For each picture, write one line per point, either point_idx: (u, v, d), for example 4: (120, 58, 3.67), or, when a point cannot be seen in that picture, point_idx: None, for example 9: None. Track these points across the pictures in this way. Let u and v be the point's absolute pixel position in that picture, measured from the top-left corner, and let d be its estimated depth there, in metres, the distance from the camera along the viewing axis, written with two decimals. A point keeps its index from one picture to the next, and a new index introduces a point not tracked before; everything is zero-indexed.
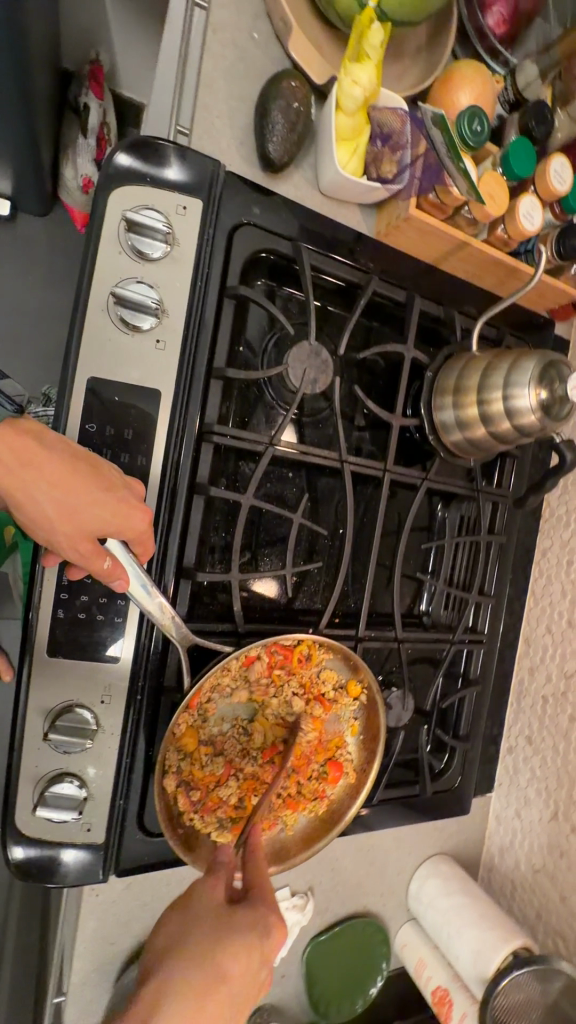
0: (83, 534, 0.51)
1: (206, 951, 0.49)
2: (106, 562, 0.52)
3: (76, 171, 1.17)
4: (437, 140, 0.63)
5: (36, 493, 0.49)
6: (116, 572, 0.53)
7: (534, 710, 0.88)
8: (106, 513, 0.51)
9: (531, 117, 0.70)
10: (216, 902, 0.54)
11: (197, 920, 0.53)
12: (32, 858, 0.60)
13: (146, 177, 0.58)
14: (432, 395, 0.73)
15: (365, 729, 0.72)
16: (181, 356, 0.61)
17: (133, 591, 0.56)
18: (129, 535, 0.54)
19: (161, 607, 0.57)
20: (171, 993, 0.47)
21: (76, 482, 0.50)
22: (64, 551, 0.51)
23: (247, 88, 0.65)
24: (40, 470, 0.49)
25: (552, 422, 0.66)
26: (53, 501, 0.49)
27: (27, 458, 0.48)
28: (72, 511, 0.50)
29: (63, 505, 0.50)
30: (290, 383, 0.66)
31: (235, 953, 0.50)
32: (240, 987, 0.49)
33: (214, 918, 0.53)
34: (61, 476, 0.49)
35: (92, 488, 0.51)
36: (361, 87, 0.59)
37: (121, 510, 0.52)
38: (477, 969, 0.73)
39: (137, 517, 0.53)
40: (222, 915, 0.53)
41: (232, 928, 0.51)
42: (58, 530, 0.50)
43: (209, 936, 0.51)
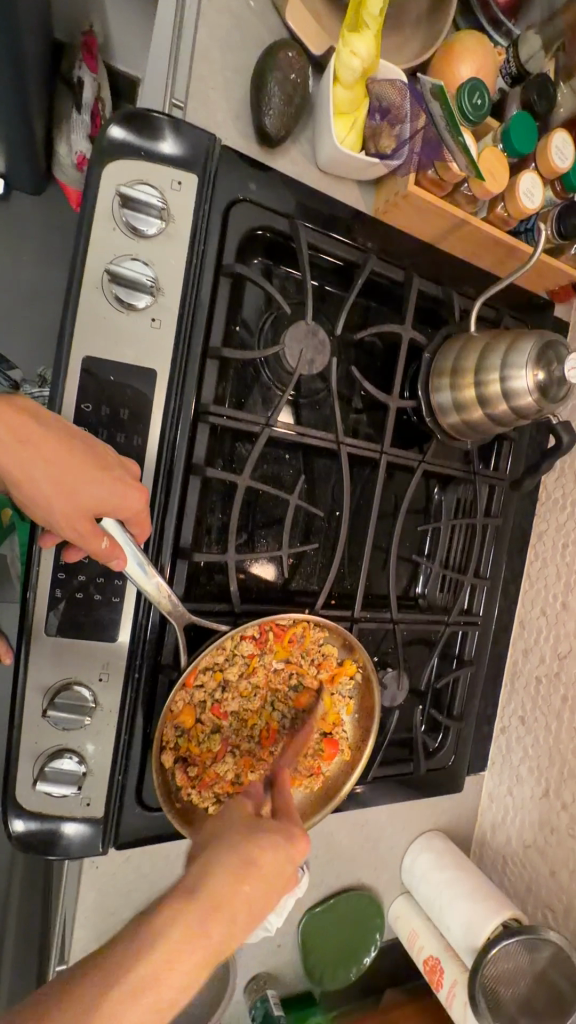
0: (81, 513, 0.51)
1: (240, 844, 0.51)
2: (104, 542, 0.53)
3: (70, 147, 1.14)
4: (437, 112, 0.63)
5: (34, 472, 0.49)
6: (114, 551, 0.54)
7: (527, 691, 0.89)
8: (103, 492, 0.51)
9: (532, 91, 0.68)
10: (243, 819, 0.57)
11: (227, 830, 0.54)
12: (33, 831, 0.61)
13: (140, 150, 0.57)
14: (430, 377, 0.73)
15: (360, 707, 0.73)
16: (177, 334, 0.61)
17: (130, 569, 0.56)
18: (126, 516, 0.54)
19: (158, 587, 0.57)
20: (220, 871, 0.48)
21: (74, 461, 0.50)
22: (61, 531, 0.52)
23: (243, 59, 0.63)
24: (38, 450, 0.48)
25: (549, 404, 0.66)
26: (51, 481, 0.49)
27: (24, 438, 0.48)
28: (70, 491, 0.50)
29: (60, 484, 0.49)
30: (287, 363, 0.66)
31: (268, 844, 0.52)
32: (279, 880, 0.51)
33: (244, 825, 0.55)
34: (58, 456, 0.49)
35: (90, 468, 0.50)
36: (360, 58, 0.58)
37: (119, 491, 0.52)
38: (468, 940, 0.75)
39: (134, 498, 0.53)
40: (252, 824, 0.56)
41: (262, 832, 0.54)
42: (56, 510, 0.50)
43: (242, 839, 0.52)
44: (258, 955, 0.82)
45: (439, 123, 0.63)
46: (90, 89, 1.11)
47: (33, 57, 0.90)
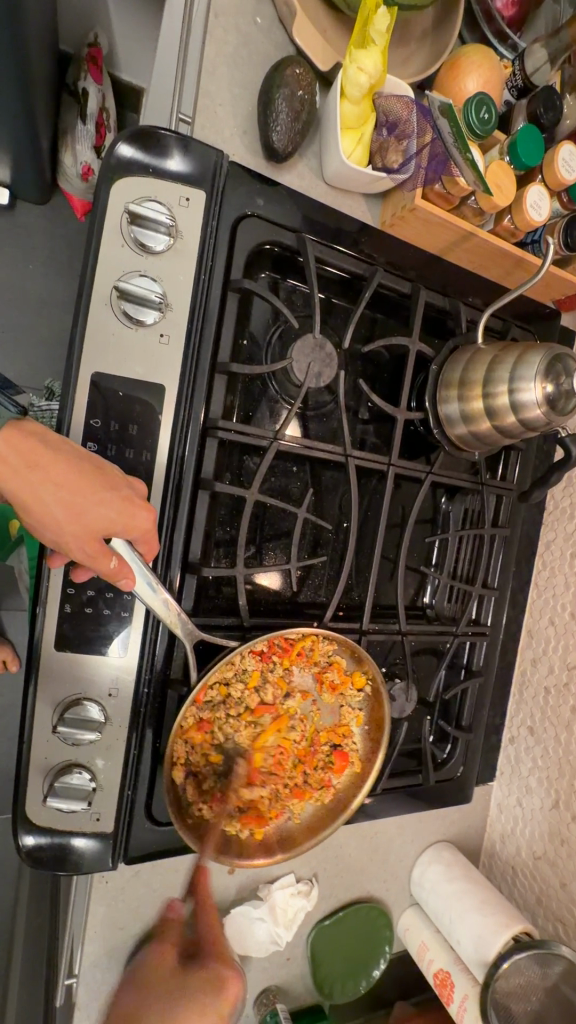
0: (90, 533, 0.51)
1: None
2: (113, 562, 0.53)
3: (75, 158, 1.14)
4: (445, 130, 0.63)
5: (43, 495, 0.49)
6: (122, 571, 0.54)
7: (536, 701, 0.88)
8: (112, 512, 0.51)
9: (540, 103, 0.68)
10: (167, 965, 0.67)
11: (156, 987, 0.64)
12: (43, 846, 0.61)
13: (148, 168, 0.58)
14: (437, 389, 0.73)
15: (370, 720, 0.73)
16: (185, 348, 0.61)
17: (139, 587, 0.56)
18: (134, 534, 0.54)
19: (167, 603, 0.57)
20: None
21: (82, 483, 0.50)
22: (70, 551, 0.52)
23: (250, 75, 0.64)
24: (48, 472, 0.48)
25: (557, 417, 0.65)
26: (60, 502, 0.49)
27: (33, 460, 0.48)
28: (79, 512, 0.50)
29: (70, 505, 0.50)
30: (294, 377, 0.66)
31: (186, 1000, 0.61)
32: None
33: (170, 980, 0.64)
34: (68, 478, 0.49)
35: (98, 489, 0.51)
36: (367, 74, 0.58)
37: (127, 511, 0.52)
38: (479, 954, 0.75)
39: (141, 517, 0.53)
40: (178, 976, 0.65)
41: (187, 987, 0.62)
42: (65, 531, 0.50)
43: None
44: (267, 967, 0.81)
45: (448, 140, 0.63)
46: (95, 101, 1.11)
47: (39, 72, 0.90)
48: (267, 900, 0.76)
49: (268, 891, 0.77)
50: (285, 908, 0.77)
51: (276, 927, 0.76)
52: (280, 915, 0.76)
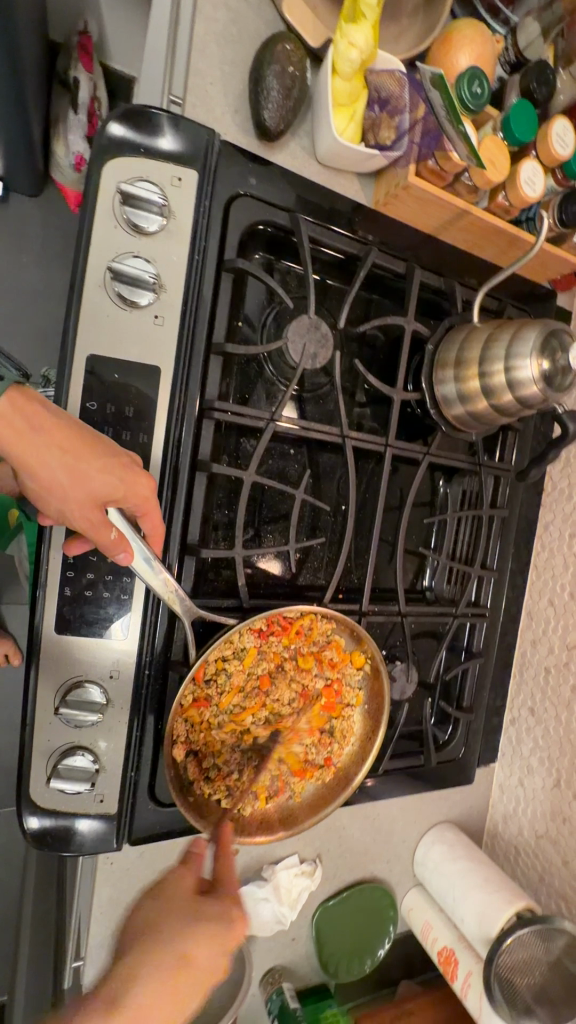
0: (93, 501, 0.52)
1: (177, 951, 0.48)
2: (112, 533, 0.53)
3: (68, 148, 1.13)
4: (437, 101, 0.62)
5: (48, 460, 0.49)
6: (122, 543, 0.54)
7: (537, 681, 0.89)
8: (114, 480, 0.51)
9: (532, 78, 0.68)
10: (190, 890, 0.55)
11: (177, 907, 0.52)
12: (48, 828, 0.62)
13: (140, 146, 0.57)
14: (433, 370, 0.73)
15: (370, 697, 0.73)
16: (180, 330, 0.61)
17: (138, 565, 0.56)
18: (133, 505, 0.54)
19: (166, 581, 0.57)
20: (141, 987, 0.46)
21: (85, 451, 0.50)
22: (72, 518, 0.52)
23: (240, 52, 0.63)
24: (51, 436, 0.49)
25: (554, 393, 0.65)
26: (65, 468, 0.50)
27: (39, 426, 0.49)
28: (82, 478, 0.50)
29: (73, 472, 0.50)
30: (290, 358, 0.65)
31: (205, 938, 0.50)
32: (203, 978, 0.49)
33: (190, 909, 0.52)
34: (71, 444, 0.50)
35: (99, 458, 0.51)
36: (358, 50, 0.58)
37: (127, 478, 0.52)
38: (482, 930, 0.75)
39: (142, 485, 0.53)
40: (198, 907, 0.53)
41: (199, 922, 0.51)
42: (69, 497, 0.51)
43: (175, 935, 0.49)
44: (273, 948, 0.82)
45: (440, 112, 0.62)
46: (86, 90, 1.11)
47: (30, 57, 0.89)
48: (271, 880, 0.77)
49: (272, 872, 0.78)
50: (289, 888, 0.77)
51: (281, 908, 0.77)
52: (284, 896, 0.77)
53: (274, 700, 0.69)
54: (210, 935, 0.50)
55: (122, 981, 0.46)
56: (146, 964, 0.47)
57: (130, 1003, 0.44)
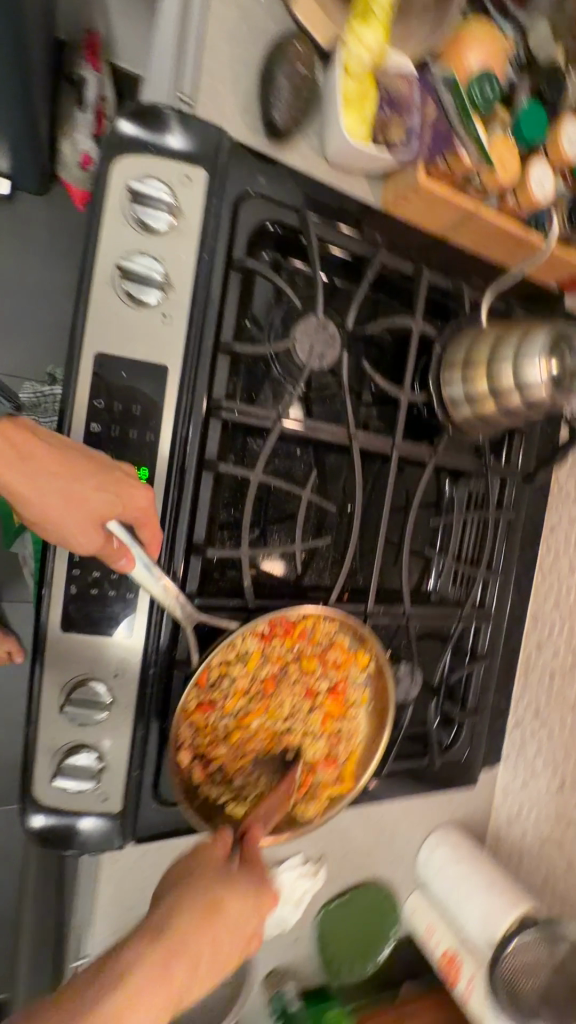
0: (88, 515, 0.52)
1: (206, 895, 0.49)
2: (114, 543, 0.53)
3: (74, 146, 1.15)
4: (447, 103, 0.64)
5: (39, 483, 0.51)
6: (121, 550, 0.54)
7: (542, 683, 0.89)
8: (107, 492, 0.52)
9: (542, 82, 0.70)
10: (215, 859, 0.54)
11: (203, 876, 0.52)
12: (51, 826, 0.62)
13: (149, 146, 0.57)
14: (441, 370, 0.73)
15: (374, 698, 0.73)
16: (188, 329, 0.60)
17: (137, 571, 0.55)
18: (132, 512, 0.54)
19: (165, 588, 0.57)
20: (183, 920, 0.47)
21: (74, 469, 0.52)
22: (69, 537, 0.52)
23: (251, 53, 0.63)
24: (40, 463, 0.51)
25: (563, 394, 0.65)
26: (57, 488, 0.51)
27: (27, 452, 0.51)
28: (75, 494, 0.51)
29: (65, 491, 0.51)
30: (298, 359, 0.66)
31: (232, 898, 0.50)
32: (240, 925, 0.49)
33: (216, 868, 0.53)
34: (61, 465, 0.51)
35: (90, 474, 0.52)
36: (368, 50, 0.60)
37: (122, 488, 0.53)
38: (486, 933, 0.75)
39: (139, 494, 0.54)
40: (222, 869, 0.53)
41: (226, 890, 0.51)
42: (65, 516, 0.51)
43: (203, 889, 0.50)
44: (275, 948, 0.82)
45: (449, 111, 0.64)
46: (94, 88, 1.13)
47: (38, 54, 0.89)
48: (275, 880, 0.77)
49: (276, 872, 0.78)
50: (292, 889, 0.78)
51: (284, 909, 0.78)
52: (288, 896, 0.78)
53: (277, 703, 0.68)
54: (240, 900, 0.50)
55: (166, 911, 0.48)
56: (183, 899, 0.49)
57: (171, 935, 0.46)
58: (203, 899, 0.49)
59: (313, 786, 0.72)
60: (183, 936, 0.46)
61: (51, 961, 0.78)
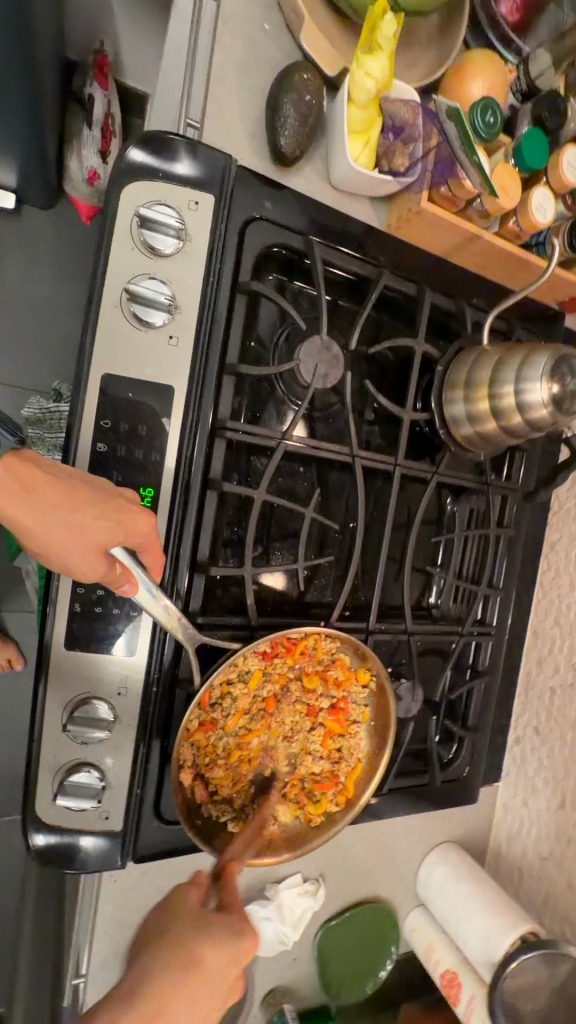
0: (93, 546, 0.52)
1: (183, 952, 0.48)
2: (118, 569, 0.54)
3: (81, 162, 1.16)
4: (451, 133, 0.64)
5: (44, 517, 0.51)
6: (126, 574, 0.55)
7: (542, 701, 0.89)
8: (112, 522, 0.52)
9: (544, 108, 0.70)
10: (192, 905, 0.54)
11: (177, 927, 0.51)
12: (53, 846, 0.62)
13: (158, 172, 0.58)
14: (443, 390, 0.74)
15: (376, 716, 0.73)
16: (193, 350, 0.61)
17: (140, 596, 0.56)
18: (137, 538, 0.55)
19: (168, 611, 0.57)
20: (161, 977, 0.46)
21: (78, 502, 0.52)
22: (75, 568, 0.52)
23: (258, 80, 0.65)
24: (45, 496, 0.51)
25: (563, 417, 0.66)
26: (62, 522, 0.51)
27: (30, 487, 0.51)
28: (80, 527, 0.51)
29: (70, 524, 0.51)
30: (302, 378, 0.66)
31: (211, 948, 0.49)
32: (220, 980, 0.48)
33: (196, 918, 0.52)
34: (64, 498, 0.51)
35: (94, 506, 0.52)
36: (373, 78, 0.60)
37: (126, 517, 0.53)
38: (485, 954, 0.74)
39: (143, 523, 0.54)
40: (203, 916, 0.52)
41: (205, 931, 0.50)
42: (70, 548, 0.51)
43: (182, 939, 0.49)
44: (275, 967, 0.82)
45: (452, 141, 0.65)
46: (101, 108, 1.13)
47: (47, 75, 0.91)
48: (274, 898, 0.77)
49: (275, 889, 0.78)
50: (292, 907, 0.77)
51: (284, 928, 0.77)
52: (287, 915, 0.77)
53: (278, 721, 0.69)
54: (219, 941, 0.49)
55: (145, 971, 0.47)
56: (164, 959, 0.48)
57: (145, 996, 0.45)
58: (180, 957, 0.48)
59: (316, 804, 0.71)
60: (162, 1001, 0.45)
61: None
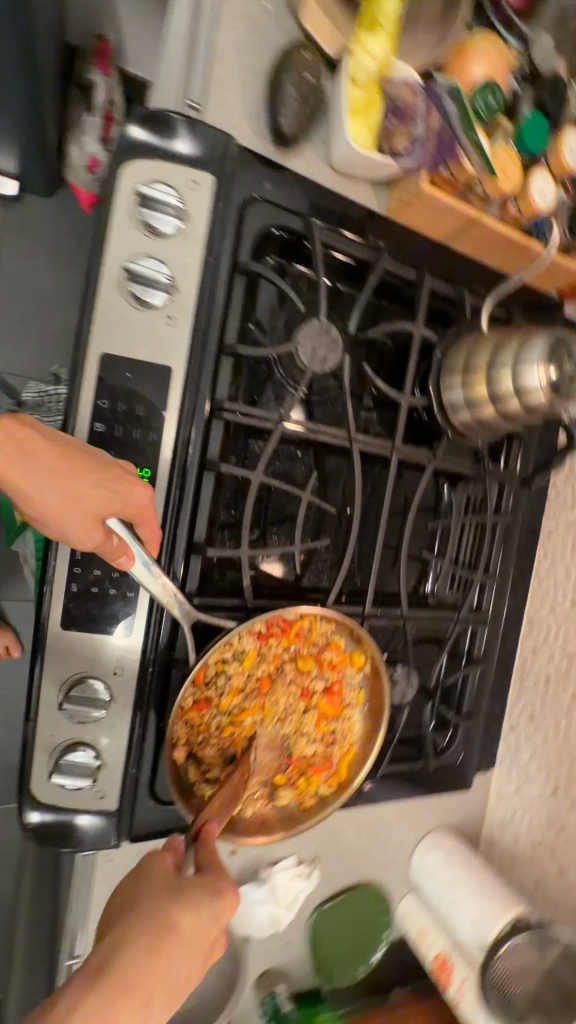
0: (89, 514, 0.52)
1: (157, 915, 0.47)
2: (114, 541, 0.54)
3: (81, 150, 1.15)
4: (452, 113, 0.65)
5: (40, 481, 0.51)
6: (121, 547, 0.55)
7: (537, 688, 0.89)
8: (109, 491, 0.53)
9: (546, 91, 0.71)
10: (165, 871, 0.52)
11: (148, 893, 0.50)
12: (48, 824, 0.62)
13: (157, 149, 0.58)
14: (441, 376, 0.74)
15: (370, 699, 0.73)
16: (191, 331, 0.61)
17: (136, 570, 0.56)
18: (133, 510, 0.55)
19: (164, 587, 0.58)
20: (134, 942, 0.45)
21: (75, 468, 0.52)
22: (71, 535, 0.53)
23: (260, 61, 0.64)
24: (42, 460, 0.51)
25: (561, 401, 0.66)
26: (58, 487, 0.52)
27: (27, 450, 0.51)
28: (77, 494, 0.52)
29: (66, 490, 0.52)
30: (300, 361, 0.66)
31: (186, 910, 0.48)
32: (195, 946, 0.48)
33: (165, 884, 0.51)
34: (61, 463, 0.52)
35: (91, 473, 0.52)
36: (374, 58, 0.61)
37: (123, 487, 0.53)
38: (477, 936, 0.75)
39: (139, 494, 0.54)
40: (177, 881, 0.51)
41: (177, 897, 0.49)
42: (66, 514, 0.52)
43: (153, 908, 0.48)
44: (269, 949, 0.82)
45: (453, 122, 0.65)
46: (102, 94, 1.13)
47: (47, 57, 0.90)
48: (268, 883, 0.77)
49: (269, 874, 0.78)
50: (286, 891, 0.77)
51: (277, 910, 0.77)
52: (281, 898, 0.77)
53: (273, 702, 0.69)
54: (194, 904, 0.49)
55: (115, 938, 0.46)
56: (133, 927, 0.46)
57: (120, 964, 0.44)
58: (156, 919, 0.47)
59: (308, 784, 0.72)
60: (138, 967, 0.44)
61: (45, 958, 0.78)
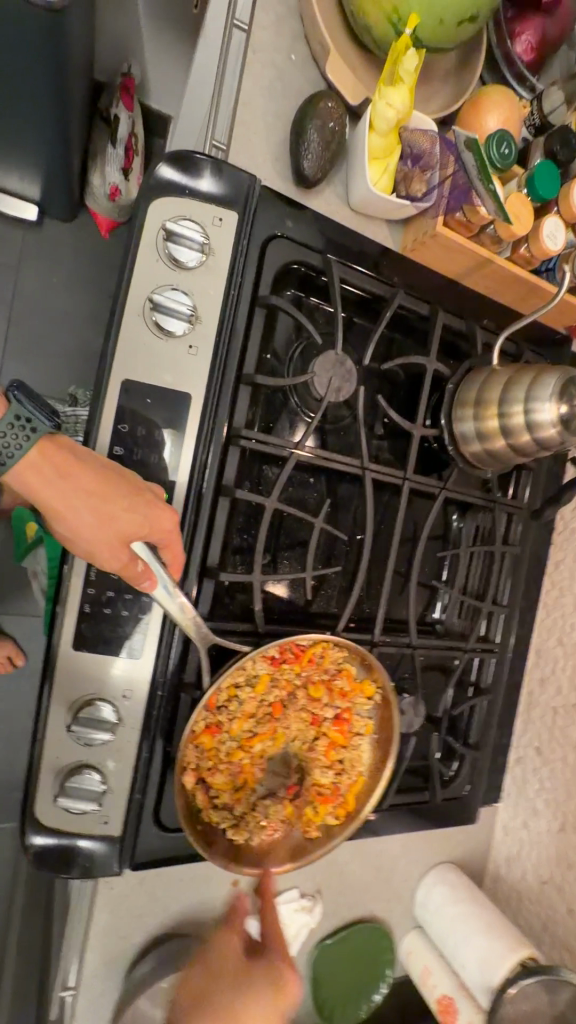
0: (119, 537, 0.54)
1: (229, 1002, 0.59)
2: (139, 565, 0.55)
3: (104, 178, 1.20)
4: (469, 163, 0.67)
5: (76, 503, 0.53)
6: (145, 571, 0.56)
7: (544, 721, 0.89)
8: (139, 515, 0.54)
9: (556, 142, 0.73)
10: (235, 953, 0.64)
11: (220, 989, 0.60)
12: (51, 848, 0.61)
13: (185, 188, 0.61)
14: (453, 407, 0.75)
15: (379, 727, 0.73)
16: (212, 360, 0.63)
17: (157, 593, 0.57)
18: (154, 535, 0.56)
19: (183, 608, 0.58)
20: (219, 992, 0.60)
21: (109, 491, 0.54)
22: (100, 556, 0.54)
23: (284, 106, 0.67)
24: (80, 481, 0.53)
25: (571, 437, 0.67)
26: (92, 509, 0.53)
27: (66, 472, 0.53)
28: (109, 516, 0.53)
29: (99, 512, 0.54)
30: (315, 391, 0.67)
31: (255, 998, 0.60)
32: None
33: (236, 966, 0.62)
34: (97, 486, 0.53)
35: (124, 496, 0.54)
36: (394, 110, 0.62)
37: (152, 511, 0.55)
38: (484, 979, 0.73)
39: (167, 518, 0.56)
40: (244, 967, 0.62)
41: (250, 978, 0.61)
42: (97, 537, 0.54)
43: (234, 987, 0.60)
44: None
45: (471, 171, 0.67)
46: (125, 126, 1.18)
47: (77, 94, 0.94)
48: None
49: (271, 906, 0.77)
50: (288, 924, 0.77)
51: None
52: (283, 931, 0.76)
53: (284, 727, 0.69)
54: (262, 981, 0.61)
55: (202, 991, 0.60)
56: (213, 999, 0.59)
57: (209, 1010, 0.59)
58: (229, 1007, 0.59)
59: (315, 814, 0.71)
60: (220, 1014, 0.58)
61: (40, 986, 0.76)
